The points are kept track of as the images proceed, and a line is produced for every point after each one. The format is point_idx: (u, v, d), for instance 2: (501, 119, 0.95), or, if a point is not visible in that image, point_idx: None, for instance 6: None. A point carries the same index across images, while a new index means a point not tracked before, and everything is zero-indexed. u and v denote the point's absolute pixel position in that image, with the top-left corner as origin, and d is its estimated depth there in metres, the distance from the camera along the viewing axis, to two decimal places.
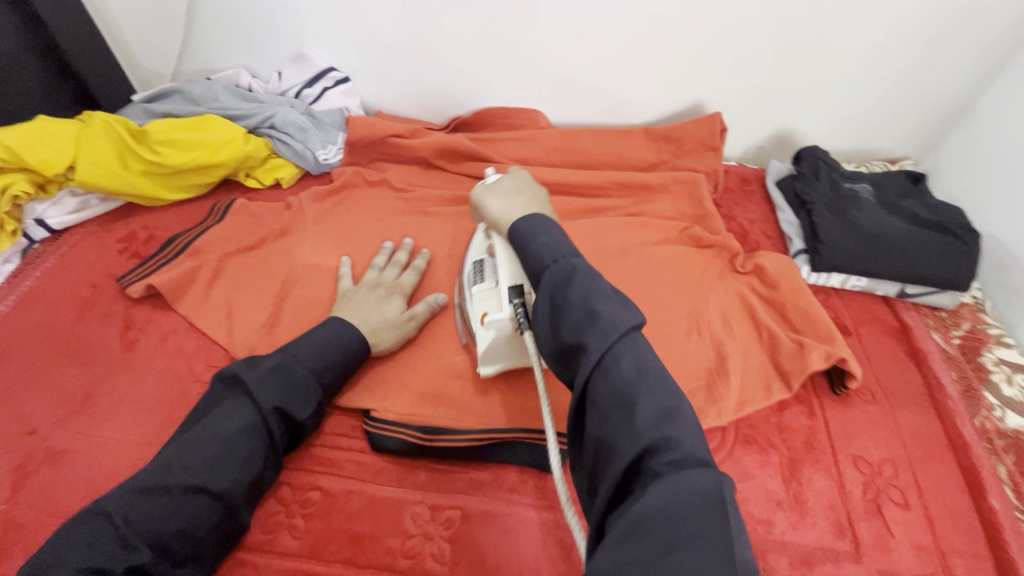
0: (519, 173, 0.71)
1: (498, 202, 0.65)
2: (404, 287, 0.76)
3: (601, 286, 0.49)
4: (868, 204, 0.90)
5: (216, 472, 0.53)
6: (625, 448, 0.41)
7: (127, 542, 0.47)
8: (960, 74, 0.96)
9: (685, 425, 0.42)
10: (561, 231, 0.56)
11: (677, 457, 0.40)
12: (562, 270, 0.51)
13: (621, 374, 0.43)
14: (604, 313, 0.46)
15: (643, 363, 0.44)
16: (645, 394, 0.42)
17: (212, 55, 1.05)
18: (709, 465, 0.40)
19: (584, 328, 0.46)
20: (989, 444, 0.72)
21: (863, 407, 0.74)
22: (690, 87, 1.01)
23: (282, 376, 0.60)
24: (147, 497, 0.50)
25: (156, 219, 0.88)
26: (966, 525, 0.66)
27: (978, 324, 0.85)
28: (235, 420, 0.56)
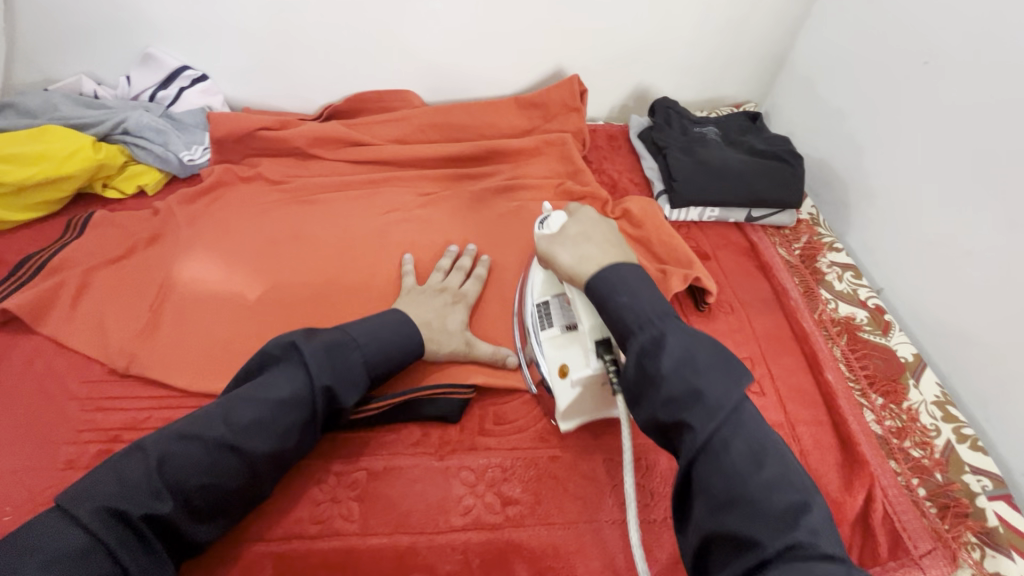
0: (582, 212, 0.70)
1: (574, 253, 0.64)
2: (469, 297, 0.77)
3: (697, 355, 0.52)
4: (714, 143, 1.01)
5: (252, 435, 0.54)
6: (756, 541, 0.44)
7: (157, 489, 0.49)
8: (774, 24, 1.09)
9: (812, 518, 0.45)
10: (645, 287, 0.58)
11: (811, 550, 0.43)
12: (650, 337, 0.54)
13: (732, 460, 0.48)
14: (707, 393, 0.50)
15: (753, 448, 0.48)
16: (760, 483, 0.46)
17: (47, 63, 0.97)
18: (844, 562, 0.44)
19: (686, 407, 0.50)
20: (826, 331, 0.84)
21: (724, 318, 0.83)
22: (549, 54, 1.06)
23: (336, 356, 0.59)
24: (185, 446, 0.52)
25: (4, 243, 0.82)
26: (811, 399, 0.76)
27: (814, 235, 0.97)
28: (283, 385, 0.56)
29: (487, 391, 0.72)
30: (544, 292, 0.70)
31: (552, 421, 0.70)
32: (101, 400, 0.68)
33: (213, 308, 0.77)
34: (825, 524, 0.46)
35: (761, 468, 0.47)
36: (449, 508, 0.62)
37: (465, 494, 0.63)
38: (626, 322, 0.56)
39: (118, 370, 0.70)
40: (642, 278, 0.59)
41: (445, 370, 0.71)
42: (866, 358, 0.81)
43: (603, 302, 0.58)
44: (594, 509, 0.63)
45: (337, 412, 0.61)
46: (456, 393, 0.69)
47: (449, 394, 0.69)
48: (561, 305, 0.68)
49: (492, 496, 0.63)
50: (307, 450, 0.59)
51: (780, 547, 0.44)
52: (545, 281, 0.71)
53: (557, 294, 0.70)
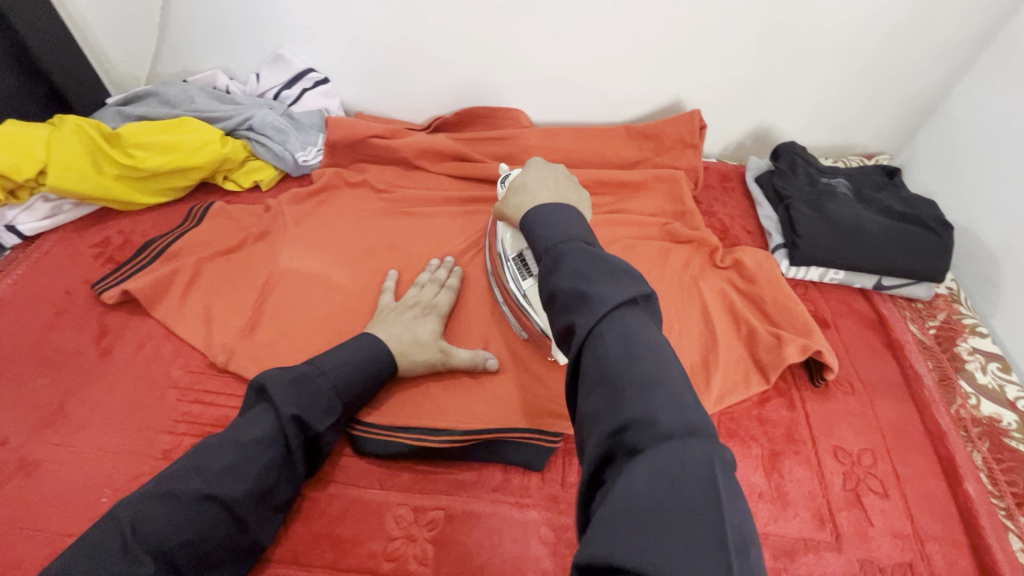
0: (537, 165, 0.72)
1: (512, 198, 0.69)
2: (441, 307, 0.74)
3: (594, 262, 0.46)
4: (844, 198, 0.92)
5: (228, 481, 0.52)
6: (612, 420, 0.38)
7: (134, 555, 0.47)
8: (929, 72, 0.97)
9: (679, 398, 0.38)
10: (571, 212, 0.55)
11: (667, 428, 0.36)
12: (552, 257, 0.50)
13: (606, 350, 0.41)
14: (592, 291, 0.43)
15: (632, 337, 0.41)
16: (632, 370, 0.39)
17: (188, 56, 1.03)
18: (704, 438, 0.36)
19: (574, 308, 0.44)
20: (965, 432, 0.72)
21: (842, 397, 0.75)
22: (669, 86, 1.01)
23: (303, 386, 0.58)
24: (158, 505, 0.49)
25: (132, 224, 0.87)
26: (943, 512, 0.66)
27: (953, 314, 0.86)
28: (256, 429, 0.55)
29: (573, 441, 0.68)
30: (512, 245, 0.72)
31: None
32: (200, 393, 0.70)
33: (310, 312, 0.77)
34: (693, 406, 0.38)
35: (633, 362, 0.39)
36: (527, 569, 0.58)
37: (545, 555, 0.59)
38: (537, 249, 0.53)
39: (218, 364, 0.72)
40: (567, 215, 0.55)
41: (536, 412, 0.68)
42: (1013, 472, 0.68)
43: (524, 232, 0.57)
44: None
45: (314, 443, 0.60)
46: (543, 441, 0.66)
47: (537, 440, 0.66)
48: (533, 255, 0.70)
49: (572, 562, 0.58)
50: (289, 492, 0.58)
51: (631, 424, 0.37)
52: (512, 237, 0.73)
53: (523, 245, 0.72)
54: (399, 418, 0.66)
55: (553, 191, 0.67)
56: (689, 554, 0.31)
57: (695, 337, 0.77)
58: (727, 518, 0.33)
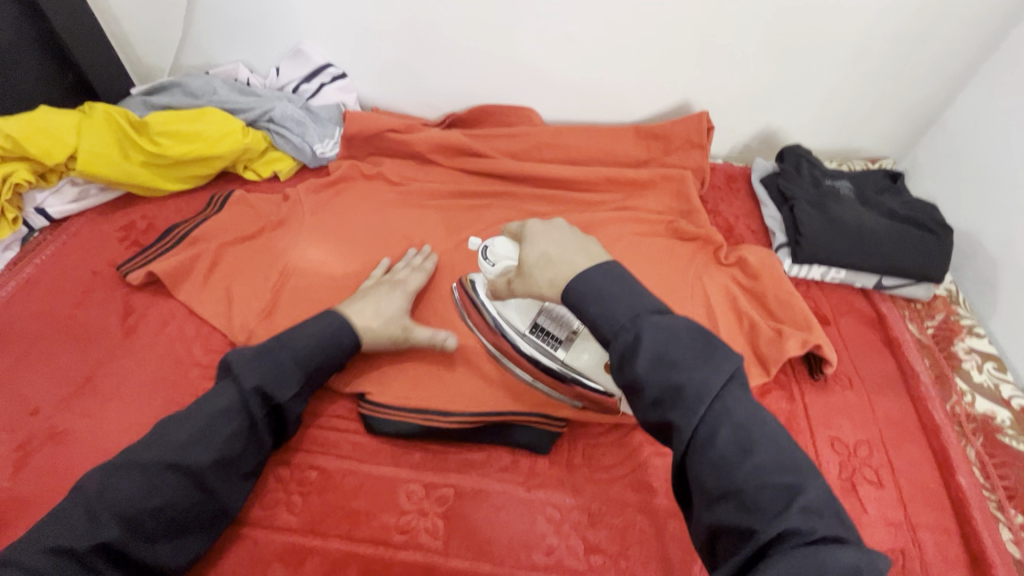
0: (539, 231, 0.64)
1: (542, 272, 0.59)
2: (408, 285, 0.76)
3: (677, 346, 0.48)
4: (847, 199, 0.94)
5: (190, 451, 0.56)
6: (746, 527, 0.42)
7: (98, 518, 0.51)
8: (934, 78, 0.99)
9: (809, 500, 0.42)
10: (616, 290, 0.52)
11: (807, 535, 0.41)
12: (626, 343, 0.49)
13: (721, 453, 0.44)
14: (689, 385, 0.46)
15: (744, 435, 0.45)
16: (755, 473, 0.43)
17: (210, 50, 1.06)
18: (853, 545, 0.41)
19: (670, 405, 0.46)
20: (959, 428, 0.75)
21: (841, 392, 0.77)
22: (678, 87, 1.04)
23: (263, 360, 0.61)
24: (123, 474, 0.53)
25: (155, 209, 0.90)
26: (936, 502, 0.68)
27: (952, 315, 0.88)
28: (216, 403, 0.59)
29: (578, 427, 0.70)
30: (525, 319, 0.70)
31: (646, 472, 0.66)
32: None
33: (326, 299, 0.80)
34: (824, 504, 0.43)
35: (750, 461, 0.44)
36: (533, 545, 0.60)
37: (551, 532, 0.61)
38: (603, 333, 0.51)
39: (238, 344, 0.74)
40: (614, 276, 0.53)
41: (543, 397, 0.70)
42: (1005, 467, 0.71)
43: (577, 311, 0.53)
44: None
45: (280, 415, 0.62)
46: (549, 426, 0.68)
47: (543, 425, 0.68)
48: (548, 315, 0.70)
49: (576, 539, 0.61)
50: (257, 463, 0.61)
51: (775, 535, 0.41)
52: (518, 309, 0.71)
53: (536, 312, 0.70)
54: (410, 399, 0.69)
55: (584, 253, 0.58)
56: None
57: None
58: None
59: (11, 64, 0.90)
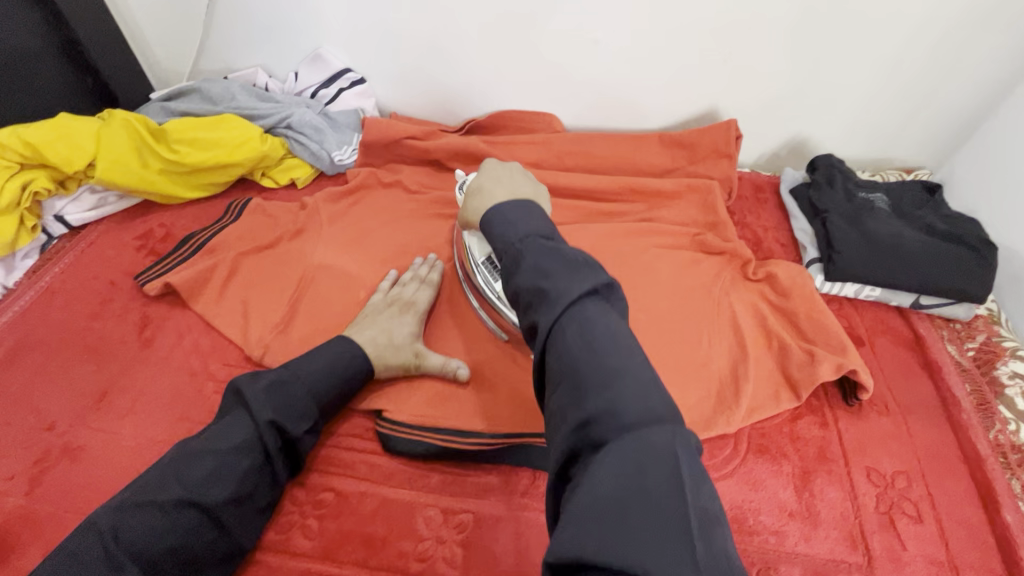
0: (491, 167, 0.71)
1: (472, 201, 0.67)
2: (418, 304, 0.74)
3: (552, 256, 0.46)
4: (883, 213, 0.90)
5: (208, 488, 0.53)
6: (577, 414, 0.38)
7: (116, 561, 0.48)
8: (976, 86, 0.95)
9: (637, 387, 0.38)
10: (531, 206, 0.56)
11: (629, 417, 0.36)
12: (512, 255, 0.50)
13: (566, 345, 0.40)
14: (551, 287, 0.43)
15: (592, 329, 0.41)
16: (592, 364, 0.39)
17: (229, 54, 1.06)
18: (668, 426, 0.36)
19: (535, 305, 0.44)
20: (1003, 459, 0.71)
21: (877, 418, 0.73)
22: (704, 94, 1.01)
23: (278, 392, 0.60)
24: (138, 513, 0.51)
25: (173, 217, 0.89)
26: (979, 540, 0.64)
27: (994, 336, 0.83)
28: (232, 436, 0.57)
29: None
30: (480, 250, 0.73)
31: None
32: None
33: (342, 311, 0.79)
34: (654, 393, 0.38)
35: (589, 353, 0.40)
36: None
37: None
38: (496, 247, 0.53)
39: (254, 358, 0.73)
40: (525, 208, 0.54)
41: None
42: None
43: (484, 232, 0.55)
44: None
45: (293, 447, 0.61)
46: None
47: None
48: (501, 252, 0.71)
49: None
50: (271, 497, 0.59)
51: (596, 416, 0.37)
52: (479, 239, 0.74)
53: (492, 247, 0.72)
54: (427, 418, 0.67)
55: (508, 188, 0.66)
56: (658, 541, 0.31)
57: (724, 350, 0.77)
58: (689, 501, 0.33)
59: (31, 70, 0.89)
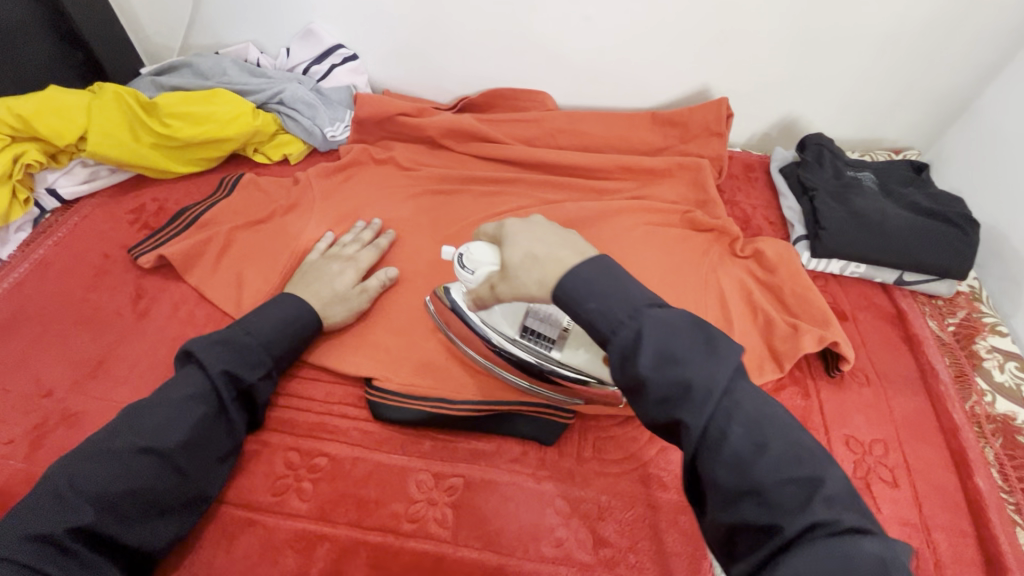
0: (516, 226, 0.57)
1: (528, 271, 0.52)
2: (361, 261, 0.77)
3: (676, 341, 0.44)
4: (870, 191, 0.91)
5: (162, 434, 0.55)
6: (770, 524, 0.39)
7: (73, 505, 0.50)
8: (965, 66, 0.96)
9: (831, 491, 0.39)
10: (614, 283, 0.47)
11: (835, 526, 0.37)
12: (626, 338, 0.45)
13: (734, 449, 0.41)
14: (696, 381, 0.42)
15: (756, 427, 0.42)
16: (768, 463, 0.40)
17: (220, 29, 1.05)
18: (877, 534, 0.37)
19: (677, 401, 0.43)
20: (978, 428, 0.73)
21: (857, 389, 0.75)
22: (697, 73, 1.01)
23: (228, 345, 0.62)
24: (93, 461, 0.53)
25: (165, 192, 0.90)
26: (951, 504, 0.67)
27: (974, 312, 0.86)
28: (185, 388, 0.59)
29: (589, 419, 0.70)
30: (511, 325, 0.65)
31: (656, 466, 0.66)
32: None
33: None
34: (847, 494, 0.40)
35: (764, 459, 0.40)
36: (542, 537, 0.60)
37: (560, 525, 0.61)
38: (601, 333, 0.46)
39: None
40: (607, 271, 0.48)
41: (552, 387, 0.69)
42: None
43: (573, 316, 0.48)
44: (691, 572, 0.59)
45: (249, 397, 0.63)
46: (557, 415, 0.67)
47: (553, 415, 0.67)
48: (537, 316, 0.66)
49: (585, 532, 0.61)
50: (230, 448, 0.61)
51: (802, 528, 0.38)
52: (504, 315, 0.66)
53: (522, 315, 0.66)
54: (419, 387, 0.68)
55: (567, 246, 0.52)
56: None
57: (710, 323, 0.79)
58: None
59: (20, 43, 0.89)
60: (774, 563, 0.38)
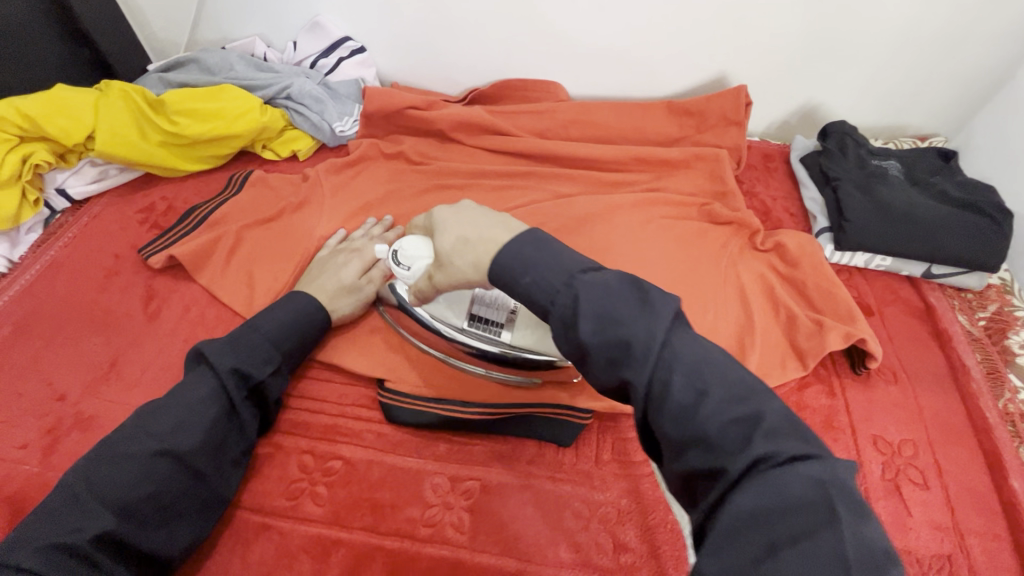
0: (448, 211, 0.56)
1: (461, 256, 0.52)
2: (366, 251, 0.75)
3: (613, 304, 0.43)
4: (896, 181, 0.88)
5: (178, 436, 0.55)
6: (714, 463, 0.37)
7: (92, 510, 0.50)
8: (997, 47, 0.91)
9: (771, 424, 0.38)
10: (547, 254, 0.47)
11: (775, 456, 0.36)
12: (564, 305, 0.45)
13: (677, 398, 0.40)
14: (634, 337, 0.42)
15: (698, 372, 0.40)
16: (709, 405, 0.39)
17: (226, 23, 1.03)
18: (818, 459, 0.36)
19: (620, 360, 0.42)
20: (1012, 427, 0.70)
21: (885, 387, 0.73)
22: (714, 60, 0.97)
23: (238, 343, 0.61)
24: (111, 466, 0.52)
25: (174, 190, 0.89)
26: (985, 507, 0.64)
27: (1006, 306, 0.82)
28: (198, 389, 0.58)
29: (606, 420, 0.68)
30: (459, 313, 0.67)
31: None
32: None
33: None
34: (790, 426, 0.38)
35: (705, 403, 0.39)
36: (561, 542, 0.59)
37: (579, 529, 0.60)
38: (538, 304, 0.46)
39: None
40: (540, 243, 0.48)
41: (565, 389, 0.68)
42: None
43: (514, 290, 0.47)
44: None
45: (260, 394, 0.62)
46: (573, 417, 0.66)
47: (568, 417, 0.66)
48: (484, 302, 0.67)
49: (605, 536, 0.59)
50: (244, 447, 0.61)
51: (745, 465, 0.36)
52: (451, 304, 0.68)
53: (468, 304, 0.68)
54: (431, 389, 0.68)
55: (500, 225, 0.52)
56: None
57: (730, 320, 0.76)
58: (847, 535, 0.32)
59: (26, 41, 0.88)
60: (721, 506, 0.36)
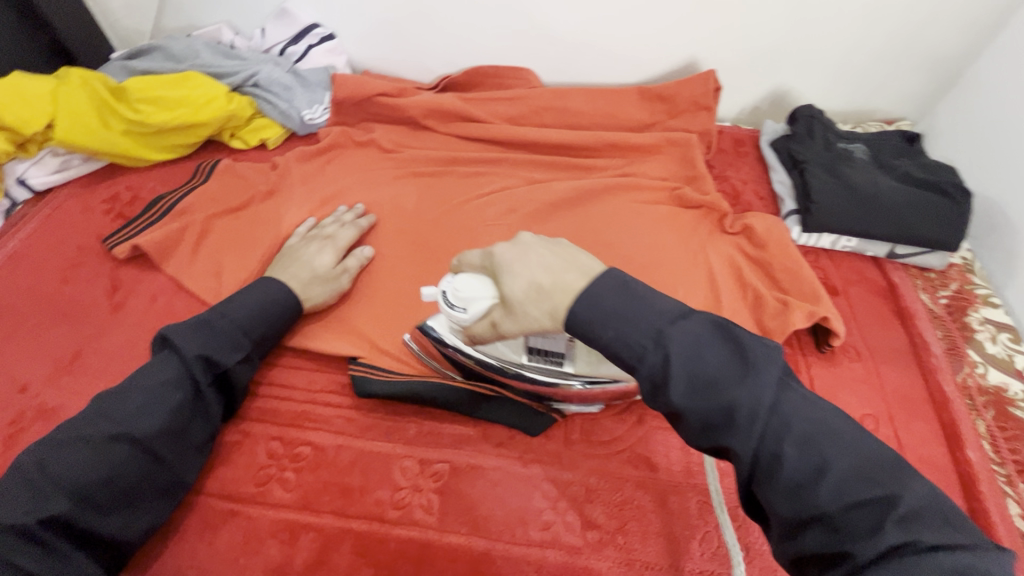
0: (513, 251, 0.50)
1: (536, 304, 0.47)
2: (338, 240, 0.76)
3: (709, 363, 0.41)
4: (862, 162, 0.89)
5: (137, 421, 0.54)
6: (841, 548, 0.36)
7: (44, 492, 0.49)
8: (958, 32, 0.93)
9: (908, 506, 0.36)
10: (631, 305, 0.44)
11: (915, 544, 0.35)
12: (655, 365, 0.42)
13: (791, 473, 0.38)
14: (741, 404, 0.40)
15: (811, 444, 0.39)
16: (831, 483, 0.37)
17: (192, 10, 1.01)
18: (965, 548, 0.34)
19: (721, 428, 0.41)
20: (970, 401, 0.72)
21: (848, 364, 0.75)
22: (684, 45, 0.98)
23: (204, 329, 0.61)
24: (67, 449, 0.52)
25: (140, 180, 0.87)
26: (942, 477, 0.66)
27: (967, 284, 0.85)
28: (161, 374, 0.57)
29: None
30: (515, 352, 0.61)
31: (644, 447, 0.65)
32: None
33: None
34: (928, 507, 0.36)
35: (828, 481, 0.37)
36: (529, 521, 0.59)
37: (547, 508, 0.60)
38: (624, 361, 0.43)
39: None
40: (621, 291, 0.44)
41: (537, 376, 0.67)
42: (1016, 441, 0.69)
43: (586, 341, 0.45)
44: (681, 552, 0.58)
45: (227, 381, 0.62)
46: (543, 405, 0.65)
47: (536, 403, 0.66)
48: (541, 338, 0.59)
49: (573, 515, 0.60)
50: (210, 435, 0.60)
51: (875, 555, 0.35)
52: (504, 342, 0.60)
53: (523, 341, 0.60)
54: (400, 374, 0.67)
55: (575, 269, 0.47)
56: None
57: (698, 301, 0.77)
58: None
59: None
60: None
